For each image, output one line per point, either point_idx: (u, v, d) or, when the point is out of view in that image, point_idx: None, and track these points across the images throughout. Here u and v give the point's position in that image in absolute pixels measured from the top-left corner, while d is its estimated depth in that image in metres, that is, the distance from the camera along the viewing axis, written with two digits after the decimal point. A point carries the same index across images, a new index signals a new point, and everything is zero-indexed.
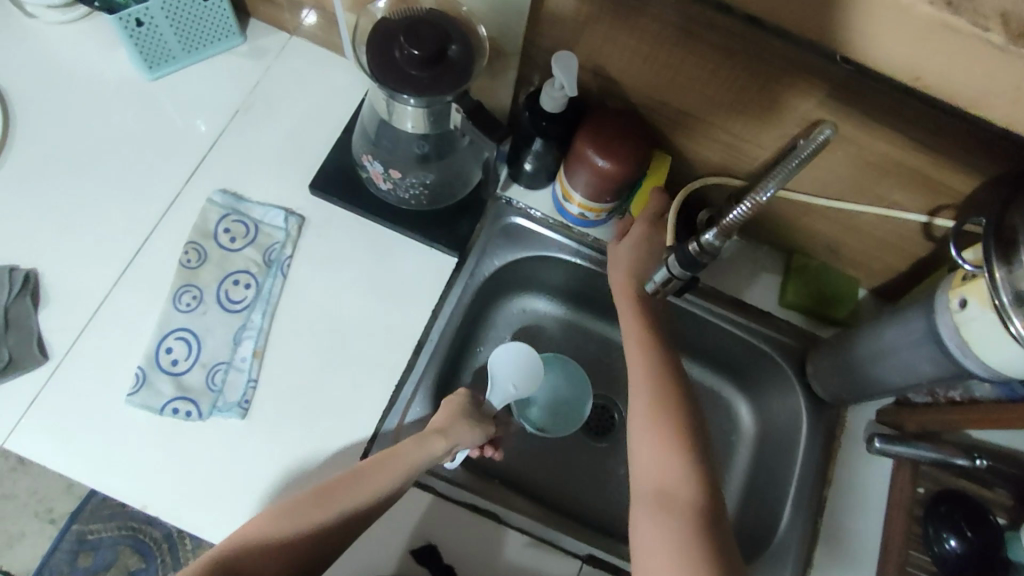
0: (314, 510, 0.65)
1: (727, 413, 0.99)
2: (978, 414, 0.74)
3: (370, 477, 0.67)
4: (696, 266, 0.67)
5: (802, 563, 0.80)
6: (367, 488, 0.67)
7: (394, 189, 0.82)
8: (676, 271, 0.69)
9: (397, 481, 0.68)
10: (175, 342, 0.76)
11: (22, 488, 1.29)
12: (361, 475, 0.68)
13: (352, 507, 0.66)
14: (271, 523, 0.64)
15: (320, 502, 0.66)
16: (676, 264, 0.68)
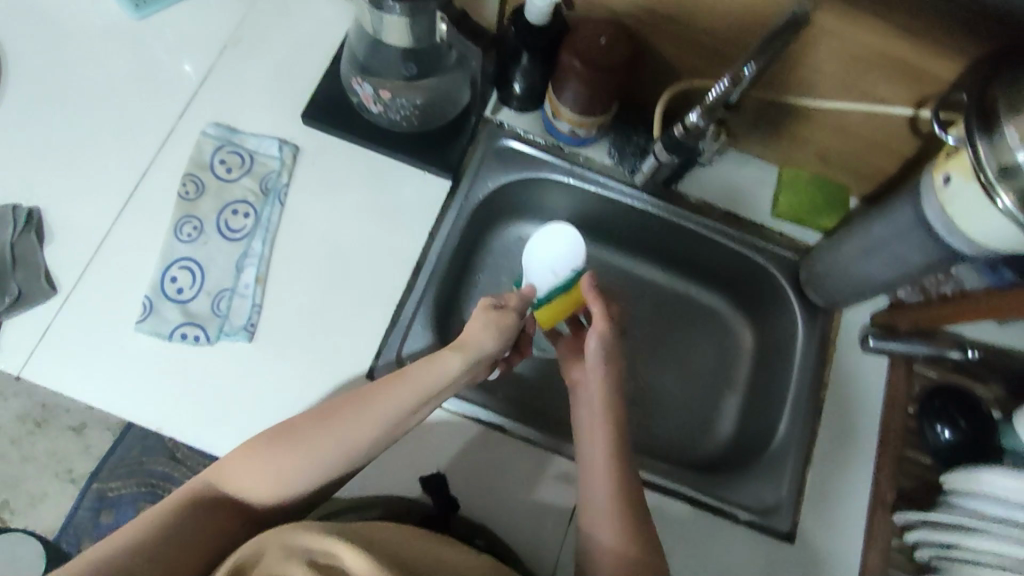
0: (323, 434, 0.61)
1: (725, 331, 0.99)
2: (966, 305, 0.76)
3: (372, 402, 0.62)
4: (681, 151, 0.80)
5: (801, 463, 0.82)
6: (370, 414, 0.62)
7: (385, 112, 0.83)
8: (663, 156, 0.82)
9: (402, 403, 0.63)
10: (179, 272, 0.78)
11: (42, 451, 1.28)
12: (364, 399, 0.63)
13: (353, 435, 0.61)
14: (269, 445, 0.61)
15: (321, 422, 0.62)
16: (663, 150, 0.81)
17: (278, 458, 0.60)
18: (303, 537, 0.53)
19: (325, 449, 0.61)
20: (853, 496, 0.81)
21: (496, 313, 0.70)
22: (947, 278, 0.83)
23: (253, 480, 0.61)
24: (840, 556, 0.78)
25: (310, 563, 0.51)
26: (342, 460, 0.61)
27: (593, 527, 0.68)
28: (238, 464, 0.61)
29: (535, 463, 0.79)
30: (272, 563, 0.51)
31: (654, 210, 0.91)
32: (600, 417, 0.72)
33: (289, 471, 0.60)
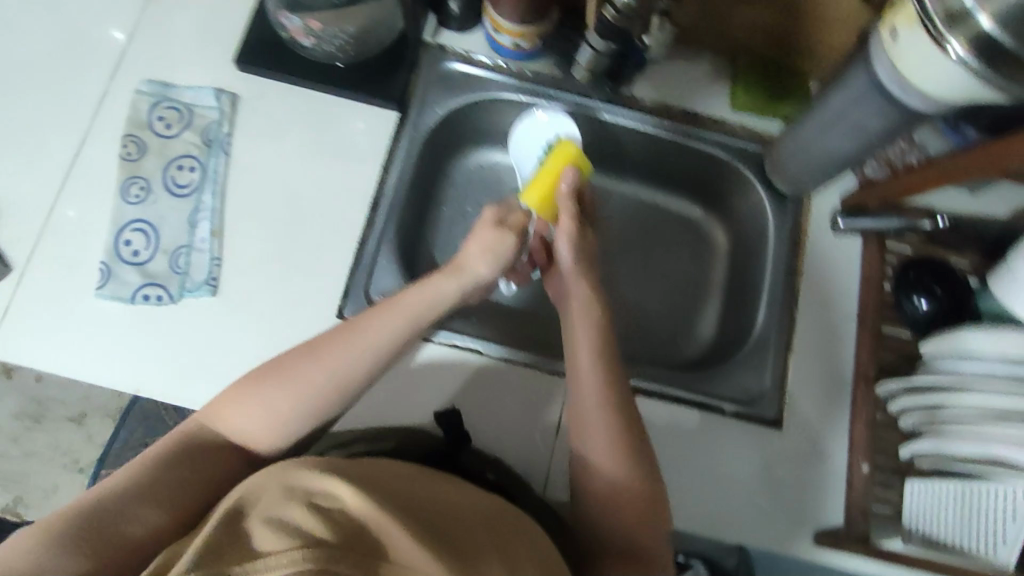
0: (310, 364, 0.59)
1: (699, 234, 0.97)
2: (930, 173, 0.74)
3: (363, 328, 0.60)
4: (616, 34, 0.79)
5: (781, 351, 0.83)
6: (364, 343, 0.60)
7: (319, 45, 0.81)
8: (598, 47, 0.81)
9: (397, 329, 0.61)
10: (132, 234, 0.77)
11: (43, 445, 1.17)
12: (351, 330, 0.60)
13: (346, 366, 0.59)
14: (263, 381, 0.59)
15: (313, 353, 0.59)
16: (599, 39, 0.80)
17: (272, 394, 0.58)
18: (302, 474, 0.46)
19: (321, 382, 0.58)
20: (834, 376, 0.82)
21: (493, 229, 0.67)
22: (911, 148, 0.82)
23: (249, 419, 0.58)
24: (827, 436, 0.79)
25: (308, 504, 0.43)
26: (339, 392, 0.59)
27: (592, 462, 0.65)
28: (231, 403, 0.59)
29: (520, 383, 0.78)
30: (266, 504, 0.44)
31: (611, 117, 0.89)
32: (589, 347, 0.68)
33: (285, 407, 0.58)
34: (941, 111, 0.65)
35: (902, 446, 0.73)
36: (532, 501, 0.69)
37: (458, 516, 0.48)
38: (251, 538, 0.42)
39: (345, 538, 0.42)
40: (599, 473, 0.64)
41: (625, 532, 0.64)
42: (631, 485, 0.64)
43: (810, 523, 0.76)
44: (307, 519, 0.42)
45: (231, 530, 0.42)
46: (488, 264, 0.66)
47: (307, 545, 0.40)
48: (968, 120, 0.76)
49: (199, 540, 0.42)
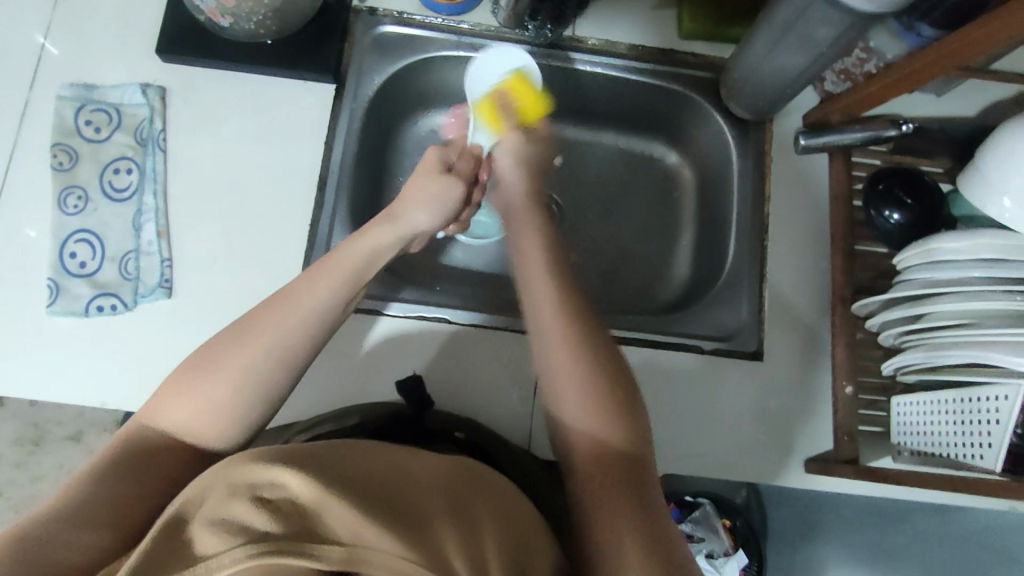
0: (243, 347, 0.55)
1: (664, 172, 0.95)
2: (888, 79, 0.71)
3: (300, 295, 0.58)
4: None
5: (756, 281, 0.81)
6: (294, 314, 0.57)
7: (236, 24, 0.76)
8: None
9: (335, 289, 0.60)
10: (77, 245, 0.74)
11: (48, 467, 1.14)
12: (282, 302, 0.58)
13: (282, 343, 0.56)
14: (196, 372, 0.55)
15: (243, 336, 0.55)
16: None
17: (207, 384, 0.54)
18: (246, 466, 0.43)
19: (255, 362, 0.55)
20: (811, 300, 0.80)
21: (434, 182, 0.70)
22: (868, 55, 0.78)
23: (186, 413, 0.54)
24: (809, 360, 0.79)
25: (253, 499, 0.42)
26: (278, 371, 0.56)
27: (546, 368, 0.58)
28: (166, 401, 0.55)
29: (494, 344, 0.76)
30: (211, 506, 0.43)
31: (556, 62, 0.86)
32: (537, 262, 0.63)
33: (223, 396, 0.54)
34: (889, 10, 0.62)
35: (885, 363, 0.73)
36: (512, 458, 0.68)
37: (418, 480, 0.47)
38: (194, 540, 0.41)
39: (296, 529, 0.41)
40: (557, 376, 0.57)
41: (594, 438, 0.55)
42: (612, 442, 0.55)
43: (799, 450, 0.76)
44: (254, 515, 0.41)
45: (175, 538, 0.41)
46: (434, 216, 0.69)
47: (255, 541, 0.40)
48: (921, 18, 0.71)
49: (141, 551, 0.41)
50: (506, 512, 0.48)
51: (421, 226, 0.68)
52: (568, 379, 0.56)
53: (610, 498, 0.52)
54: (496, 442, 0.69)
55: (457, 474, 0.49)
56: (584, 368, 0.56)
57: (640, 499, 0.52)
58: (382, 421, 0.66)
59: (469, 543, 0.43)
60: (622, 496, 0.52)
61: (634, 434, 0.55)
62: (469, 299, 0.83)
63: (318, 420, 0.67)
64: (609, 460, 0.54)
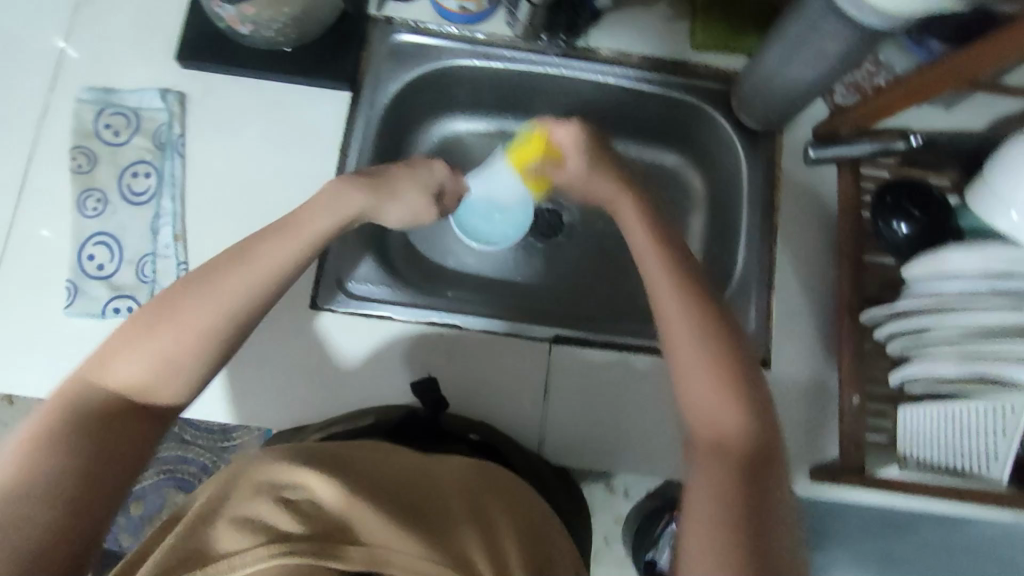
0: (193, 308, 0.56)
1: (674, 182, 0.96)
2: (899, 93, 0.72)
3: (254, 256, 0.59)
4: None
5: (765, 290, 0.82)
6: (250, 272, 0.58)
7: (257, 31, 0.78)
8: None
9: (290, 253, 0.60)
10: (95, 248, 0.75)
11: None
12: (232, 263, 0.58)
13: (236, 299, 0.57)
14: (145, 328, 0.56)
15: (195, 292, 0.57)
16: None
17: (159, 339, 0.55)
18: (272, 467, 0.47)
19: (207, 317, 0.56)
20: (819, 310, 0.81)
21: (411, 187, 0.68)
22: (877, 69, 0.80)
23: (136, 368, 0.55)
24: (818, 370, 0.79)
25: (279, 499, 0.45)
26: (231, 325, 0.57)
27: (675, 357, 0.59)
28: (115, 357, 0.56)
29: (505, 349, 0.77)
30: (238, 499, 0.45)
31: (569, 72, 0.87)
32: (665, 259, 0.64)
33: (176, 352, 0.56)
34: (900, 27, 0.63)
35: (893, 372, 0.72)
36: (524, 460, 0.71)
37: (438, 483, 0.52)
38: (217, 537, 0.43)
39: (318, 530, 0.44)
40: (686, 366, 0.58)
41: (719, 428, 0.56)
42: (748, 435, 0.55)
43: (805, 459, 0.77)
44: (278, 516, 0.44)
45: (201, 530, 0.44)
46: (403, 214, 0.68)
47: (276, 541, 0.42)
48: (929, 32, 0.73)
49: (163, 547, 0.43)
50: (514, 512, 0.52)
51: (386, 216, 0.67)
52: (705, 372, 0.57)
53: (724, 488, 0.52)
54: (510, 444, 0.71)
55: (470, 475, 0.53)
56: (712, 359, 0.58)
57: (758, 493, 0.53)
58: (396, 423, 0.69)
59: (486, 539, 0.48)
60: (740, 484, 0.53)
61: (756, 418, 0.56)
62: (481, 304, 0.84)
63: (335, 420, 0.70)
64: (739, 454, 0.54)
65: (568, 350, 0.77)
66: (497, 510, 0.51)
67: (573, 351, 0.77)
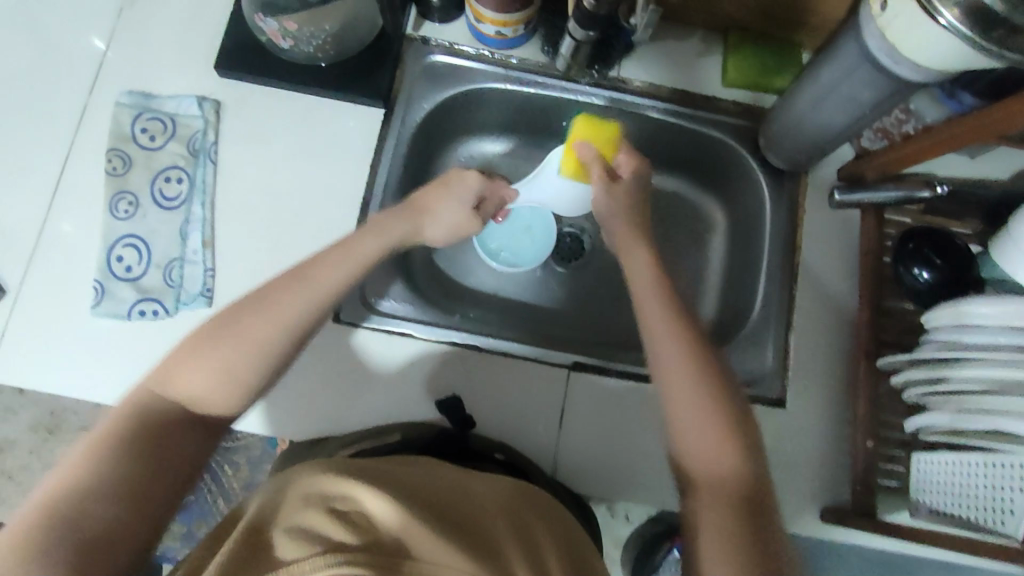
0: (258, 323, 0.58)
1: (696, 214, 0.97)
2: (925, 142, 0.72)
3: (317, 277, 0.62)
4: (594, 23, 0.74)
5: (783, 327, 0.82)
6: (309, 290, 0.61)
7: (297, 46, 0.79)
8: (579, 35, 0.76)
9: (348, 271, 0.63)
10: (124, 249, 0.76)
11: None
12: (297, 282, 0.61)
13: (296, 316, 0.59)
14: (208, 342, 0.57)
15: (259, 309, 0.59)
16: (577, 27, 0.75)
17: (221, 353, 0.57)
18: (323, 480, 0.49)
19: (270, 332, 0.58)
20: (836, 350, 0.81)
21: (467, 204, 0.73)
22: (907, 116, 0.81)
23: (199, 380, 0.57)
24: (832, 411, 0.79)
25: (330, 510, 0.46)
26: (291, 341, 0.59)
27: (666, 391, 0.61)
28: (177, 368, 0.57)
29: (523, 372, 0.77)
30: (289, 511, 0.47)
31: (599, 101, 0.87)
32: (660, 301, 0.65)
33: (236, 365, 0.57)
34: (935, 81, 0.64)
35: (908, 420, 0.73)
36: (547, 481, 0.70)
37: (479, 501, 0.53)
38: (274, 547, 0.44)
39: (369, 541, 0.44)
40: (677, 411, 0.60)
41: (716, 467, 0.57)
42: (737, 475, 0.56)
43: (816, 500, 0.77)
44: (331, 526, 0.44)
45: (256, 540, 0.45)
46: (442, 235, 0.73)
47: (331, 551, 0.42)
48: (963, 86, 0.75)
49: (222, 556, 0.44)
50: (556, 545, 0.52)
51: (430, 235, 0.72)
52: (704, 415, 0.58)
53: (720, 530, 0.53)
54: (534, 469, 0.70)
55: (510, 503, 0.54)
56: (705, 397, 0.59)
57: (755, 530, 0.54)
58: (428, 439, 0.69)
59: (529, 558, 0.49)
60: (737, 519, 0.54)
61: (748, 459, 0.57)
62: (499, 325, 0.85)
63: (361, 436, 0.71)
64: (729, 494, 0.55)
65: (585, 377, 0.77)
66: (539, 537, 0.52)
67: (590, 378, 0.77)
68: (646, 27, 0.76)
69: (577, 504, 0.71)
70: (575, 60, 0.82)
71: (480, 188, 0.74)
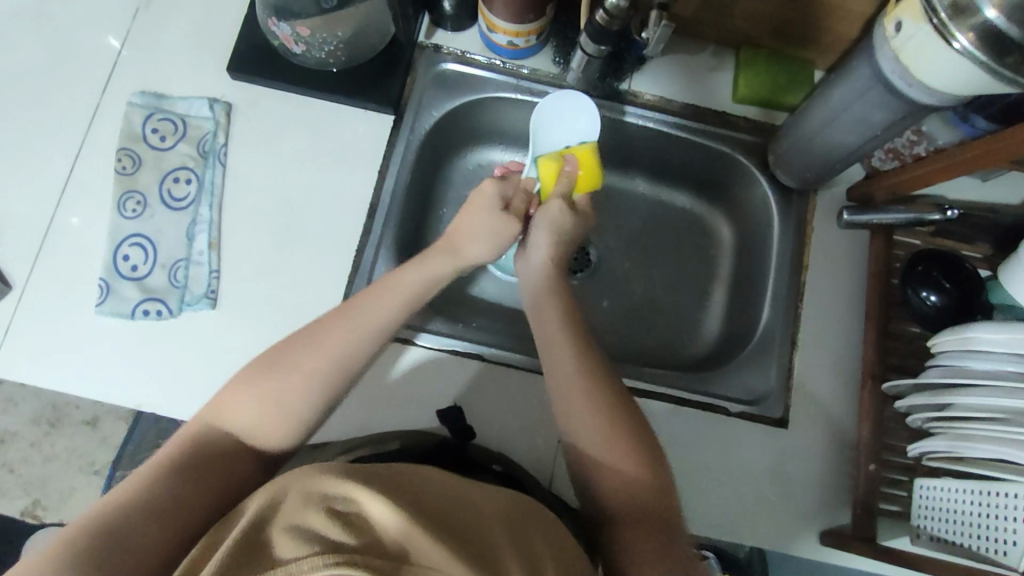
0: (313, 355, 0.59)
1: (704, 229, 0.97)
2: (936, 164, 0.71)
3: (366, 310, 0.62)
4: (606, 38, 0.74)
5: (787, 347, 0.82)
6: (360, 326, 0.61)
7: (309, 51, 0.80)
8: (591, 49, 0.76)
9: (398, 307, 0.63)
10: (130, 249, 0.76)
11: (61, 450, 1.14)
12: (348, 314, 0.61)
13: (348, 352, 0.60)
14: (261, 375, 0.58)
15: (312, 345, 0.59)
16: (589, 40, 0.75)
17: (274, 384, 0.57)
18: (323, 480, 0.48)
19: (325, 364, 0.59)
20: (841, 371, 0.81)
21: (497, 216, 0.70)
22: (919, 138, 0.79)
23: (250, 412, 0.57)
24: (835, 433, 0.79)
25: (329, 510, 0.45)
26: (342, 377, 0.59)
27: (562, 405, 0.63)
28: (230, 397, 0.58)
29: (523, 384, 0.77)
30: (289, 511, 0.46)
31: (610, 114, 0.87)
32: (560, 332, 0.66)
33: (288, 401, 0.57)
34: (948, 104, 0.64)
35: (911, 445, 0.72)
36: (543, 492, 0.69)
37: (476, 509, 0.52)
38: (274, 546, 0.43)
39: (369, 543, 0.43)
40: (573, 419, 0.62)
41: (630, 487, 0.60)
42: (637, 478, 0.60)
43: (816, 522, 0.76)
44: (331, 527, 0.44)
45: (256, 538, 0.44)
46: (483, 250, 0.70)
47: (331, 551, 0.42)
48: (977, 109, 0.73)
49: (220, 554, 0.43)
50: (556, 556, 0.52)
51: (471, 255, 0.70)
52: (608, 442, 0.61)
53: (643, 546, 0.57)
54: (528, 477, 0.70)
55: (509, 514, 0.54)
56: (599, 407, 0.62)
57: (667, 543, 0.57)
58: (427, 448, 0.69)
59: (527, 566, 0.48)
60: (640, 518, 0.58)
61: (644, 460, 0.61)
62: (502, 335, 0.85)
63: (358, 442, 0.68)
64: (635, 496, 0.59)
65: None
66: (538, 549, 0.51)
67: None
68: (657, 41, 0.74)
69: (575, 519, 0.70)
70: (586, 74, 0.82)
71: (498, 191, 0.70)
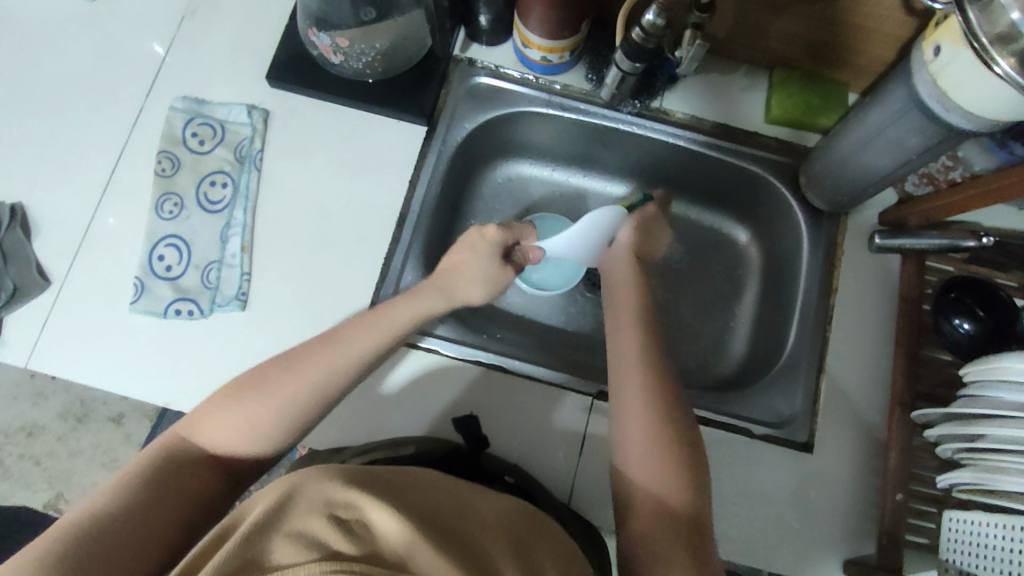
0: (285, 377, 0.60)
1: (730, 247, 0.97)
2: (972, 190, 0.70)
3: (343, 339, 0.63)
4: (642, 56, 0.74)
5: (814, 368, 0.81)
6: (338, 351, 0.61)
7: (347, 61, 0.81)
8: (626, 66, 0.77)
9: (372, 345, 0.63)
10: (166, 249, 0.78)
11: (86, 445, 1.16)
12: (329, 343, 0.62)
13: (324, 376, 0.60)
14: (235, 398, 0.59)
15: (291, 368, 0.60)
16: (624, 58, 0.76)
17: (245, 410, 0.59)
18: (333, 486, 0.48)
19: (291, 386, 0.59)
20: (869, 398, 0.79)
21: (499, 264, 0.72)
22: (954, 163, 0.76)
23: (221, 432, 0.59)
24: (862, 460, 0.77)
25: (332, 517, 0.46)
26: (319, 394, 0.60)
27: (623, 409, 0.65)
28: (207, 417, 0.59)
29: (543, 397, 0.76)
30: (299, 515, 0.46)
31: (640, 132, 0.88)
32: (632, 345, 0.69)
33: (262, 419, 0.59)
34: (987, 131, 0.63)
35: (939, 477, 0.70)
36: (556, 508, 0.68)
37: (482, 521, 0.53)
38: (273, 551, 0.43)
39: (367, 554, 0.44)
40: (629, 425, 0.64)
41: (667, 490, 0.60)
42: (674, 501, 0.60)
43: (837, 552, 0.74)
44: (338, 540, 0.44)
45: (254, 544, 0.44)
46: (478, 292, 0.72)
47: (330, 558, 0.42)
48: (1015, 136, 0.71)
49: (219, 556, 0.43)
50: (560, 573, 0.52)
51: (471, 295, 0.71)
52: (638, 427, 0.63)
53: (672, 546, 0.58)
54: (542, 489, 0.69)
55: (515, 526, 0.53)
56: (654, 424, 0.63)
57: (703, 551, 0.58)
58: (439, 455, 0.69)
59: None
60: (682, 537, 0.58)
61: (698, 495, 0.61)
62: (526, 348, 0.85)
63: (378, 444, 0.70)
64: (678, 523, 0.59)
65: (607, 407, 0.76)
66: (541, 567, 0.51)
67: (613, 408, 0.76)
68: (691, 60, 0.75)
69: (587, 533, 0.70)
70: (618, 93, 0.83)
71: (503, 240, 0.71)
